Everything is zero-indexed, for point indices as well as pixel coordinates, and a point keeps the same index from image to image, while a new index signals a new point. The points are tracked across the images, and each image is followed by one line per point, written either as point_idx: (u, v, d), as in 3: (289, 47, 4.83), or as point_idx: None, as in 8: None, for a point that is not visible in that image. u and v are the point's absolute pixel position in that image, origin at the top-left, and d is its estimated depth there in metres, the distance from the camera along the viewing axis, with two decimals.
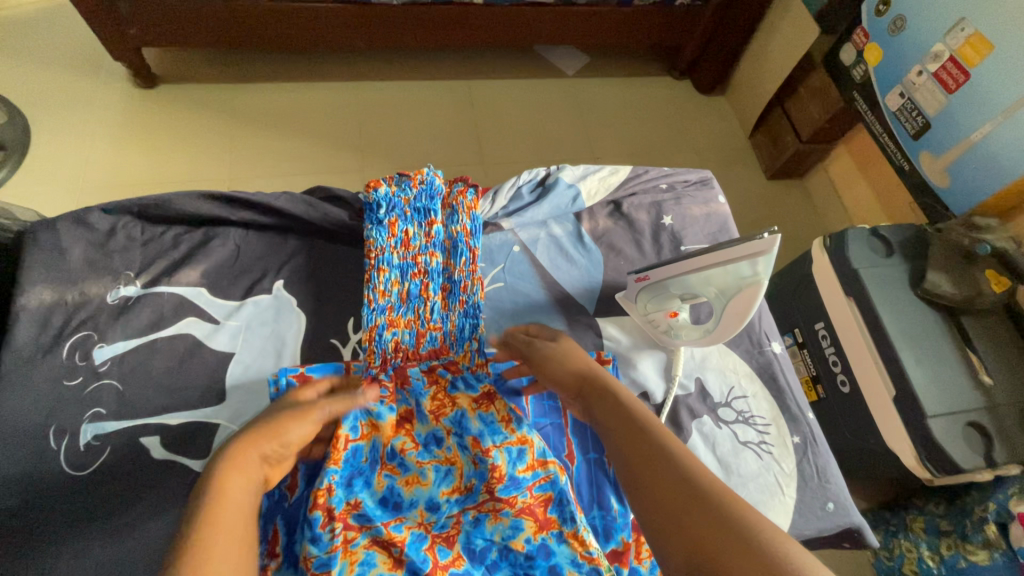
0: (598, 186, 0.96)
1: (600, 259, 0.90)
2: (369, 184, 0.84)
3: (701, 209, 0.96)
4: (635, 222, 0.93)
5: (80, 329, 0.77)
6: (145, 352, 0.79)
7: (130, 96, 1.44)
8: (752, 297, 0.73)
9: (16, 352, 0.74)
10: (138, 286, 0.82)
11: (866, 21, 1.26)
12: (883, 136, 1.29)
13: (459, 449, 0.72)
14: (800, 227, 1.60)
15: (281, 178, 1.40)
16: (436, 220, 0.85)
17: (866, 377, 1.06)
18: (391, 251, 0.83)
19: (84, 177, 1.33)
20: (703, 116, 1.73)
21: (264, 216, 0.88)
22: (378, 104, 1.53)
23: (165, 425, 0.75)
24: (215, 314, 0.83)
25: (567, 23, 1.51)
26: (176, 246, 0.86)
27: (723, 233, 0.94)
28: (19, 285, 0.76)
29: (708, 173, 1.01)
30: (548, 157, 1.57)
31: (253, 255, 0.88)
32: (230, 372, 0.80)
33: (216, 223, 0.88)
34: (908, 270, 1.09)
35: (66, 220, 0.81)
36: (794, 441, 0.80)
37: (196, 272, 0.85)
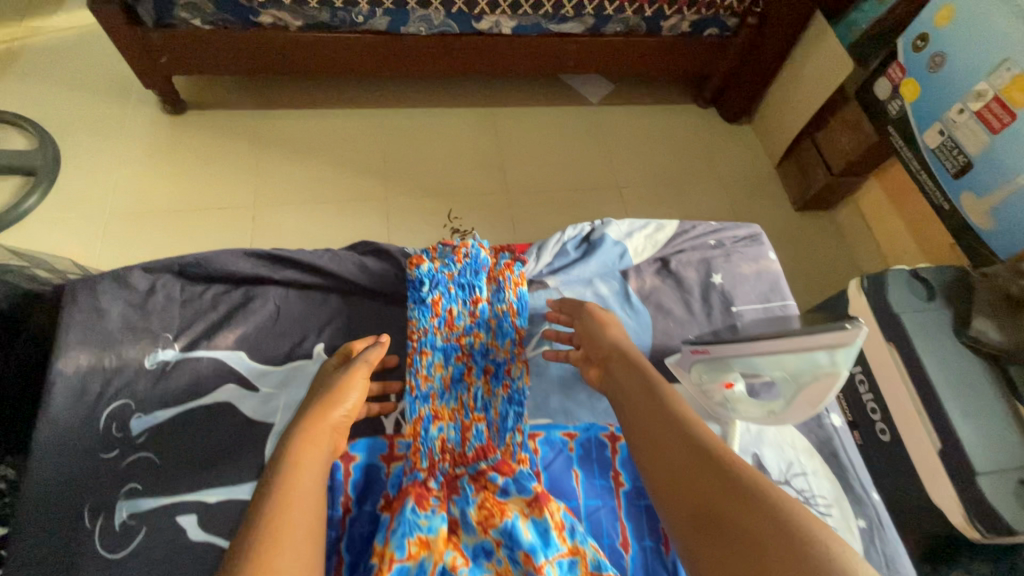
0: (644, 244, 0.95)
1: (649, 321, 0.88)
2: (413, 260, 0.86)
3: (751, 266, 0.95)
4: (683, 281, 0.92)
5: (117, 398, 0.79)
6: (181, 421, 0.79)
7: (158, 122, 1.45)
8: (830, 386, 0.69)
9: (54, 421, 0.75)
10: (176, 351, 0.83)
11: (902, 56, 1.24)
12: (920, 174, 1.25)
13: (510, 564, 0.65)
14: (830, 260, 1.56)
15: (305, 205, 1.39)
16: (480, 296, 0.85)
17: (909, 427, 1.02)
18: (434, 332, 0.83)
19: (112, 203, 1.33)
20: (729, 145, 1.70)
21: (306, 273, 0.91)
22: (402, 130, 1.53)
23: (201, 503, 0.74)
24: (253, 381, 0.83)
25: (594, 53, 1.50)
26: (215, 307, 0.87)
27: (775, 293, 0.92)
28: (58, 350, 0.78)
29: (757, 228, 0.99)
30: (572, 184, 1.55)
31: (293, 315, 0.89)
32: (269, 444, 0.79)
33: (256, 281, 0.90)
34: (951, 315, 1.06)
35: (107, 281, 0.83)
36: (859, 525, 0.78)
37: (234, 335, 0.86)
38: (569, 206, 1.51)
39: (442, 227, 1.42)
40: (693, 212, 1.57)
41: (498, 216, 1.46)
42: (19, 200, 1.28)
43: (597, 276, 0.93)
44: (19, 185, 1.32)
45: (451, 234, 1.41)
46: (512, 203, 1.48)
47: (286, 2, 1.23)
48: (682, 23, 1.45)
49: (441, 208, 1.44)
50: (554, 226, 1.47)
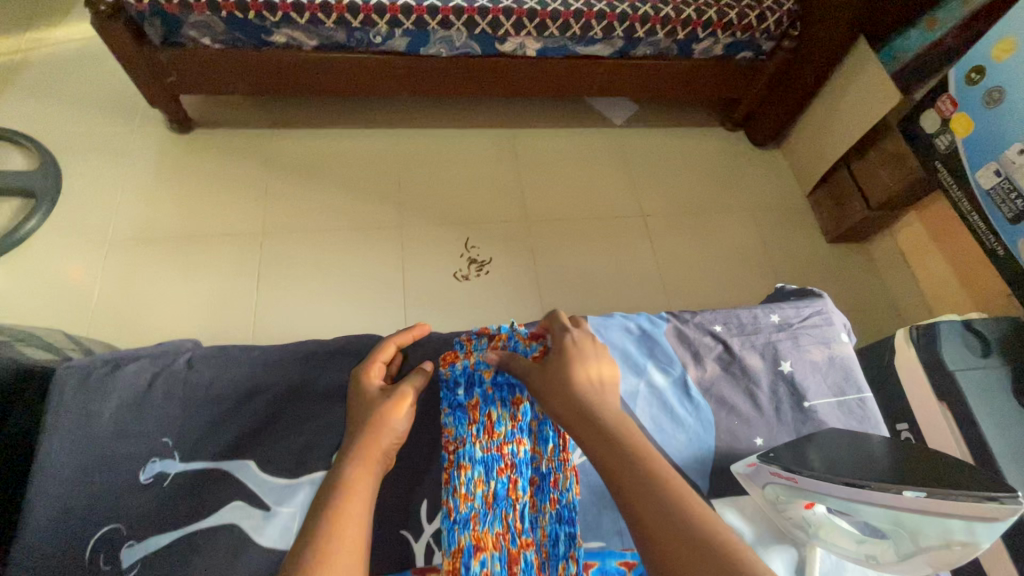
0: (701, 327, 0.86)
1: (711, 418, 0.79)
2: (447, 357, 0.80)
3: (822, 352, 0.85)
4: (748, 370, 0.83)
5: (107, 521, 0.70)
6: (181, 550, 0.69)
7: (165, 141, 1.39)
8: (958, 555, 0.58)
9: (38, 550, 0.68)
10: (176, 462, 0.74)
11: (954, 89, 1.16)
12: (971, 215, 1.18)
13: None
14: (864, 298, 1.48)
15: (315, 231, 1.33)
16: (521, 398, 0.78)
17: None
18: (473, 442, 0.76)
19: (116, 228, 1.27)
20: (759, 172, 1.63)
21: (323, 366, 0.83)
22: (417, 152, 1.46)
23: None
24: (261, 497, 0.73)
25: (621, 76, 1.43)
26: (218, 402, 0.79)
27: (851, 383, 0.83)
28: (42, 458, 0.71)
29: (825, 302, 0.90)
30: (595, 211, 1.47)
31: (305, 411, 0.80)
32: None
33: (266, 374, 0.82)
34: (1008, 372, 0.99)
35: (101, 372, 0.77)
36: None
37: (238, 440, 0.77)
38: (591, 236, 1.44)
39: (458, 257, 1.35)
40: (722, 243, 1.50)
41: (518, 246, 1.39)
42: (19, 223, 1.22)
43: (652, 364, 0.83)
44: (19, 207, 1.26)
45: (468, 264, 1.34)
46: (531, 230, 1.41)
47: (301, 22, 1.16)
48: (716, 46, 1.38)
49: (457, 236, 1.37)
50: (576, 258, 1.40)
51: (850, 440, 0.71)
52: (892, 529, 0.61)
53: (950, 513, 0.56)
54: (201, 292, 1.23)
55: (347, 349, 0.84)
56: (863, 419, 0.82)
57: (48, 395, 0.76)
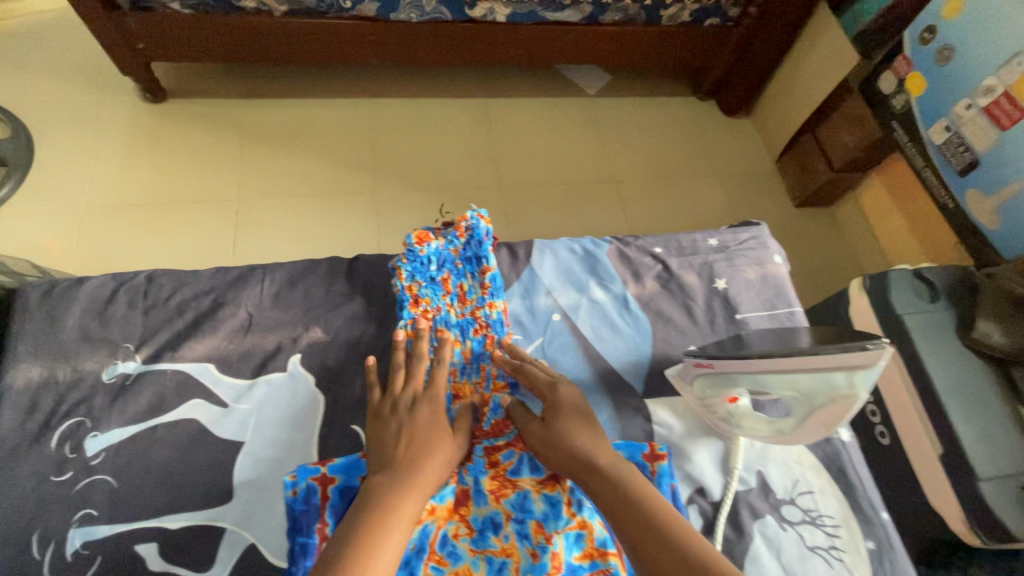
0: (641, 249, 0.89)
1: (648, 328, 0.83)
2: (416, 237, 0.82)
3: (756, 271, 0.89)
4: (684, 286, 0.86)
5: (71, 415, 0.72)
6: (143, 440, 0.72)
7: (137, 111, 1.39)
8: (844, 410, 0.62)
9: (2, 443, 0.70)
10: (137, 364, 0.76)
11: (908, 49, 1.20)
12: (925, 170, 1.22)
13: (517, 538, 0.65)
14: (829, 258, 1.53)
15: (290, 198, 1.34)
16: (490, 266, 0.81)
17: (910, 431, 1.00)
18: (448, 310, 0.80)
19: (89, 194, 1.28)
20: (728, 138, 1.67)
21: (275, 281, 0.83)
22: (392, 122, 1.48)
23: (164, 529, 0.67)
24: (221, 395, 0.75)
25: (591, 43, 1.45)
26: (180, 313, 0.80)
27: (782, 299, 0.87)
28: (11, 361, 0.74)
29: (761, 229, 0.93)
30: (567, 177, 1.50)
31: (266, 323, 0.80)
32: (239, 466, 0.71)
33: (224, 289, 0.81)
34: (953, 316, 1.04)
35: (69, 286, 0.79)
36: (868, 547, 0.70)
37: (202, 346, 0.78)
38: (565, 202, 1.47)
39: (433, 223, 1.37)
40: (692, 208, 1.54)
41: (493, 213, 1.42)
42: None
43: (593, 283, 0.86)
44: None
45: None
46: (504, 195, 1.44)
47: None
48: (683, 12, 1.40)
49: (433, 202, 1.39)
50: (549, 222, 1.43)
51: (776, 337, 0.74)
52: (792, 399, 0.66)
53: (834, 368, 0.60)
54: (178, 258, 1.24)
55: (303, 268, 0.85)
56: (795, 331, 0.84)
57: (13, 306, 0.77)
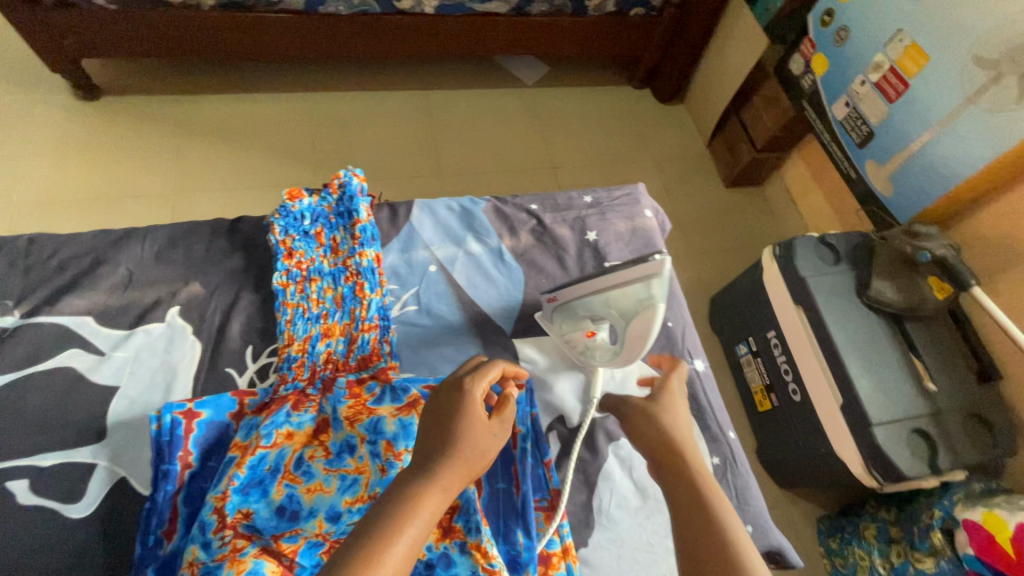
0: (518, 206, 0.93)
1: (521, 277, 0.87)
2: (289, 192, 0.81)
3: (627, 224, 0.93)
4: (557, 238, 0.90)
5: None
6: (17, 386, 0.72)
7: (70, 107, 1.39)
8: (651, 322, 0.68)
9: None
10: (16, 318, 0.77)
11: (812, 32, 1.28)
12: (831, 145, 1.30)
13: (370, 458, 0.66)
14: (758, 233, 1.60)
15: (229, 191, 1.36)
16: (360, 218, 0.81)
17: (815, 385, 1.06)
18: (322, 260, 0.80)
19: (19, 190, 1.28)
20: (662, 123, 1.73)
21: (163, 243, 0.84)
22: (333, 114, 1.50)
23: (35, 467, 0.68)
24: (97, 343, 0.76)
25: (522, 33, 1.50)
26: (61, 270, 0.80)
27: (649, 249, 0.91)
28: None
29: (637, 187, 0.98)
30: (506, 165, 1.55)
31: (148, 280, 0.81)
32: (110, 406, 0.73)
33: (109, 249, 0.82)
34: (855, 276, 1.10)
35: None
36: (713, 462, 0.76)
37: (81, 300, 0.78)
38: (503, 188, 1.51)
39: None
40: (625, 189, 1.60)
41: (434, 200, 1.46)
42: None
43: (468, 236, 0.89)
44: None
45: None
46: (444, 183, 1.48)
47: None
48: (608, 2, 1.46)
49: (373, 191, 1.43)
50: None
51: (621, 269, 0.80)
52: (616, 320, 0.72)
53: (633, 280, 0.67)
54: None
55: (185, 229, 0.86)
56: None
57: None
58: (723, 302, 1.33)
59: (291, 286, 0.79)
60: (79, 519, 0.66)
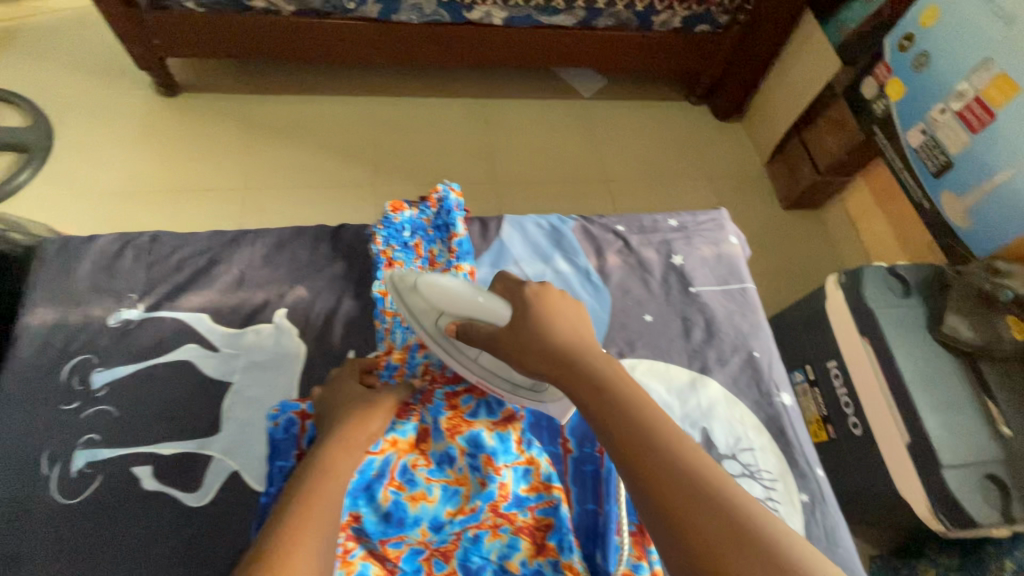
0: (605, 227, 0.92)
1: (608, 298, 0.85)
2: (392, 205, 0.86)
3: (712, 250, 0.92)
4: (644, 261, 0.89)
5: (79, 352, 0.77)
6: (141, 376, 0.77)
7: (152, 103, 1.46)
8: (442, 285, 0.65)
9: (20, 373, 0.75)
10: (138, 310, 0.81)
11: (888, 56, 1.24)
12: (902, 173, 1.26)
13: (470, 470, 0.65)
14: (815, 257, 1.56)
15: (293, 189, 1.41)
16: (457, 232, 0.83)
17: (880, 421, 1.03)
18: (420, 271, 0.83)
19: (102, 180, 1.35)
20: (719, 141, 1.71)
21: (263, 245, 0.87)
22: (394, 119, 1.54)
23: (157, 454, 0.72)
24: (213, 341, 0.80)
25: (585, 47, 1.50)
26: (179, 269, 0.84)
27: (734, 277, 0.90)
28: (26, 303, 0.78)
29: (721, 214, 0.97)
30: (560, 176, 1.56)
31: (258, 281, 0.84)
32: (227, 402, 0.76)
33: (224, 249, 0.86)
34: (924, 311, 1.07)
35: (78, 241, 0.83)
36: (802, 500, 0.73)
37: (198, 298, 0.82)
38: (557, 198, 1.52)
39: None
40: (681, 205, 1.58)
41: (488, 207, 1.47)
42: (11, 176, 1.30)
43: (558, 254, 0.89)
44: (12, 160, 1.34)
45: None
46: (498, 192, 1.50)
47: None
48: (674, 18, 1.45)
49: None
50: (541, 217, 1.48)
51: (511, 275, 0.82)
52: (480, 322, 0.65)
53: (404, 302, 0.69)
54: None
55: (291, 234, 0.89)
56: (745, 305, 0.88)
57: (33, 260, 0.83)
58: (779, 328, 1.30)
59: (390, 294, 0.81)
60: (196, 507, 0.69)
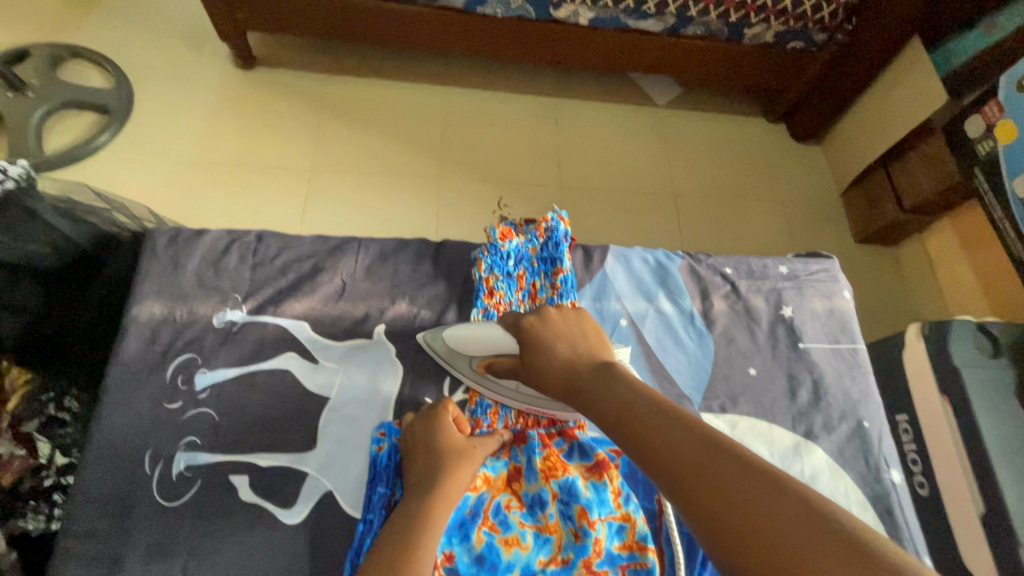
0: (712, 268, 0.90)
1: (711, 347, 0.84)
2: (500, 232, 0.86)
3: (823, 303, 0.89)
4: (751, 309, 0.87)
5: (184, 351, 0.78)
6: (243, 381, 0.77)
7: (229, 76, 1.47)
8: (466, 333, 0.75)
9: (127, 366, 0.76)
10: (242, 313, 0.81)
11: (1003, 94, 1.14)
12: (1002, 222, 1.18)
13: (562, 519, 0.68)
14: (885, 301, 1.48)
15: (359, 174, 1.40)
16: (563, 268, 0.85)
17: (951, 486, 0.98)
18: (519, 304, 0.85)
19: (177, 150, 1.37)
20: (796, 165, 1.63)
21: (361, 254, 0.87)
22: (463, 112, 1.51)
23: (255, 465, 0.72)
24: (313, 352, 0.80)
25: (668, 54, 1.44)
26: (283, 274, 0.84)
27: (846, 336, 0.86)
28: (135, 296, 0.79)
29: (834, 263, 0.92)
30: (626, 186, 1.51)
31: (359, 293, 0.84)
32: (324, 419, 0.76)
33: (328, 256, 0.86)
34: (1015, 375, 1.00)
35: (185, 235, 0.84)
36: None
37: (300, 305, 0.83)
38: (622, 209, 1.48)
39: (490, 214, 1.40)
40: (750, 232, 1.52)
41: None
42: (91, 138, 1.32)
43: (661, 293, 0.88)
44: (92, 122, 1.36)
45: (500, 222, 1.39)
46: (562, 196, 1.46)
47: None
48: (767, 32, 1.37)
49: (492, 194, 1.43)
50: (604, 227, 1.45)
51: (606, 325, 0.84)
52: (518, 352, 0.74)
53: (460, 363, 0.77)
54: (249, 216, 1.32)
55: (394, 246, 0.88)
56: (855, 367, 0.84)
57: (140, 249, 0.83)
58: None
59: None
60: (290, 523, 0.70)
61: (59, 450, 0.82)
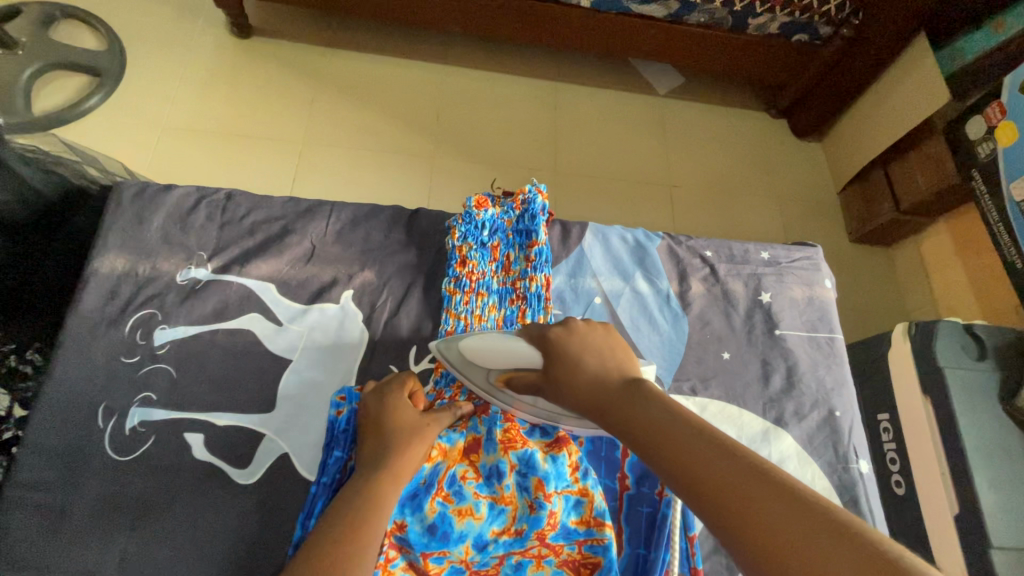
0: (692, 250, 0.89)
1: (686, 329, 0.83)
2: (476, 202, 0.85)
3: (803, 291, 0.88)
4: (729, 293, 0.86)
5: (144, 306, 0.77)
6: (204, 339, 0.76)
7: (224, 43, 1.45)
8: (481, 347, 0.70)
9: (86, 318, 0.75)
10: (207, 271, 0.80)
11: (1006, 95, 1.10)
12: (997, 226, 1.15)
13: (518, 490, 0.67)
14: (876, 300, 1.47)
15: (353, 149, 1.38)
16: (538, 241, 0.84)
17: (928, 485, 0.98)
18: (492, 276, 0.83)
19: (167, 115, 1.35)
20: (794, 161, 1.62)
21: (335, 220, 0.86)
22: (461, 91, 1.49)
23: (210, 424, 0.72)
24: (277, 314, 0.79)
25: (672, 41, 1.42)
26: (251, 233, 0.83)
27: (823, 324, 0.85)
28: (97, 249, 0.78)
29: (817, 251, 0.91)
30: (621, 173, 1.49)
31: (329, 257, 0.83)
32: (283, 382, 0.76)
33: (299, 218, 0.85)
34: (999, 378, 0.99)
35: (153, 191, 0.83)
36: None
37: (267, 266, 0.82)
38: (616, 197, 1.46)
39: None
40: (743, 225, 1.51)
41: None
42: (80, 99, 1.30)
43: (638, 273, 0.87)
44: (83, 83, 1.34)
45: None
46: (556, 181, 1.44)
47: None
48: (772, 23, 1.34)
49: (486, 176, 1.41)
50: (598, 214, 1.43)
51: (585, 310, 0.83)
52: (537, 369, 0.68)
53: (486, 381, 0.72)
54: (236, 185, 1.30)
55: (368, 212, 0.87)
56: (831, 357, 0.83)
57: (107, 203, 0.82)
58: None
59: (458, 295, 0.82)
60: (243, 484, 0.69)
61: (19, 404, 0.84)
